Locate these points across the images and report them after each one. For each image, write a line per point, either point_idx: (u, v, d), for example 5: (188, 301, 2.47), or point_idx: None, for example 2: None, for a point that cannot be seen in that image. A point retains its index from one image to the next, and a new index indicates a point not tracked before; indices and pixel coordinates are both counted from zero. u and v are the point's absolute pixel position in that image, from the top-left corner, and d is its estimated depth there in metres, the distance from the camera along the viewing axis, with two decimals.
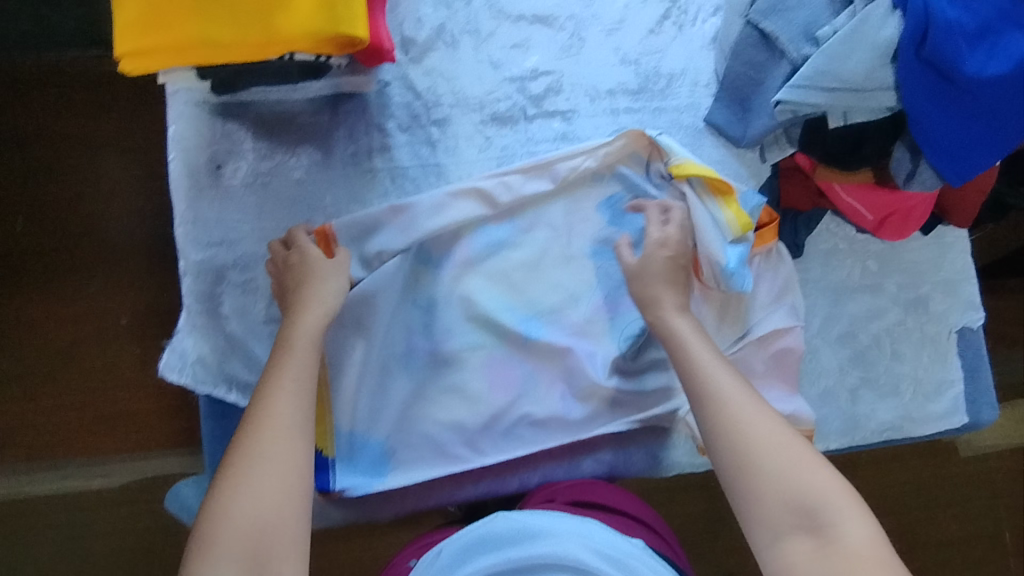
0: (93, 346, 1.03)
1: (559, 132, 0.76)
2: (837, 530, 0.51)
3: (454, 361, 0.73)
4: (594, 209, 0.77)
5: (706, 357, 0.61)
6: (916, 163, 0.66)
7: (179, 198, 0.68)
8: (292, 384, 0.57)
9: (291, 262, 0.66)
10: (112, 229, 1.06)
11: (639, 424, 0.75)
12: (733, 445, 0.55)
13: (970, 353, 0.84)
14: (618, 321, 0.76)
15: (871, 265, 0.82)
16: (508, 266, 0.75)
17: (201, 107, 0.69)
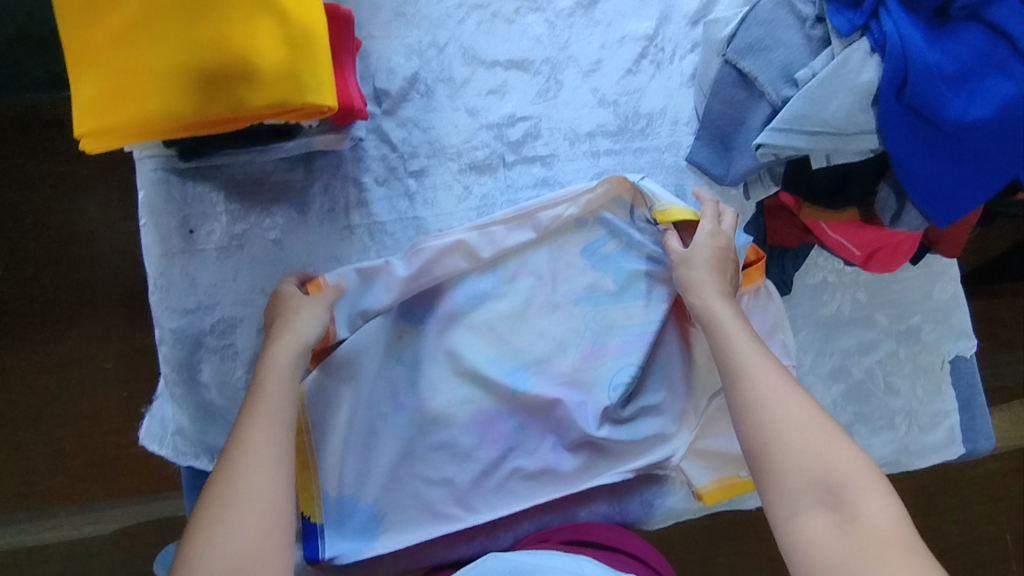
0: (80, 392, 1.06)
1: (540, 178, 0.76)
2: (860, 509, 0.52)
3: (445, 418, 0.73)
4: (578, 255, 0.77)
5: (741, 337, 0.63)
6: (902, 204, 0.65)
7: (152, 264, 0.69)
8: (265, 419, 0.58)
9: (274, 306, 0.67)
10: (101, 272, 1.07)
11: (634, 473, 0.75)
12: (764, 421, 0.57)
13: (964, 382, 0.82)
14: (608, 367, 0.75)
15: (861, 297, 0.80)
16: (492, 318, 0.75)
17: (167, 171, 0.69)
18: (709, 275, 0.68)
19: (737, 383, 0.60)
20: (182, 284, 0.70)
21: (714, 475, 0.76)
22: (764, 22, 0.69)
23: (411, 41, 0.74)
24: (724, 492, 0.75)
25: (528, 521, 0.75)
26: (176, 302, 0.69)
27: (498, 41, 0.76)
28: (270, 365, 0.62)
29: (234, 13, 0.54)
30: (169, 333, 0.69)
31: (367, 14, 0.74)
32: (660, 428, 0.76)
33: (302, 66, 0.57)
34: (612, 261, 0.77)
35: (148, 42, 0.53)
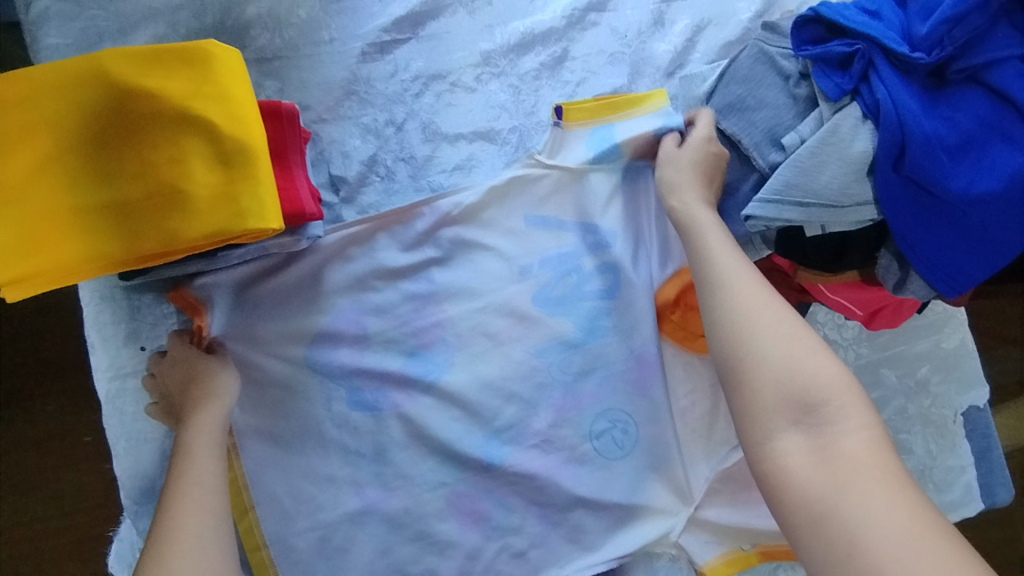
0: (56, 470, 0.98)
1: (511, 228, 0.71)
2: (835, 429, 0.48)
3: (420, 506, 0.68)
4: (531, 304, 0.71)
5: (720, 250, 0.58)
6: (905, 272, 0.60)
7: (101, 385, 0.64)
8: (191, 492, 0.54)
9: (166, 373, 0.62)
10: (66, 351, 0.99)
11: (618, 561, 0.70)
12: (740, 335, 0.53)
13: (979, 434, 0.78)
14: (586, 415, 0.71)
15: (864, 352, 0.76)
16: (457, 386, 0.69)
17: (113, 288, 0.64)
18: (686, 175, 0.64)
19: (715, 298, 0.56)
20: (137, 406, 0.65)
21: (716, 550, 0.71)
22: (744, 79, 0.65)
23: (366, 120, 0.70)
24: (730, 568, 0.70)
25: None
26: (132, 426, 0.64)
27: (460, 112, 0.72)
28: (190, 441, 0.58)
29: (162, 139, 0.50)
30: (127, 460, 0.64)
31: (316, 96, 0.69)
32: (654, 502, 0.71)
33: (239, 186, 0.51)
34: (570, 304, 0.71)
35: (67, 180, 0.48)
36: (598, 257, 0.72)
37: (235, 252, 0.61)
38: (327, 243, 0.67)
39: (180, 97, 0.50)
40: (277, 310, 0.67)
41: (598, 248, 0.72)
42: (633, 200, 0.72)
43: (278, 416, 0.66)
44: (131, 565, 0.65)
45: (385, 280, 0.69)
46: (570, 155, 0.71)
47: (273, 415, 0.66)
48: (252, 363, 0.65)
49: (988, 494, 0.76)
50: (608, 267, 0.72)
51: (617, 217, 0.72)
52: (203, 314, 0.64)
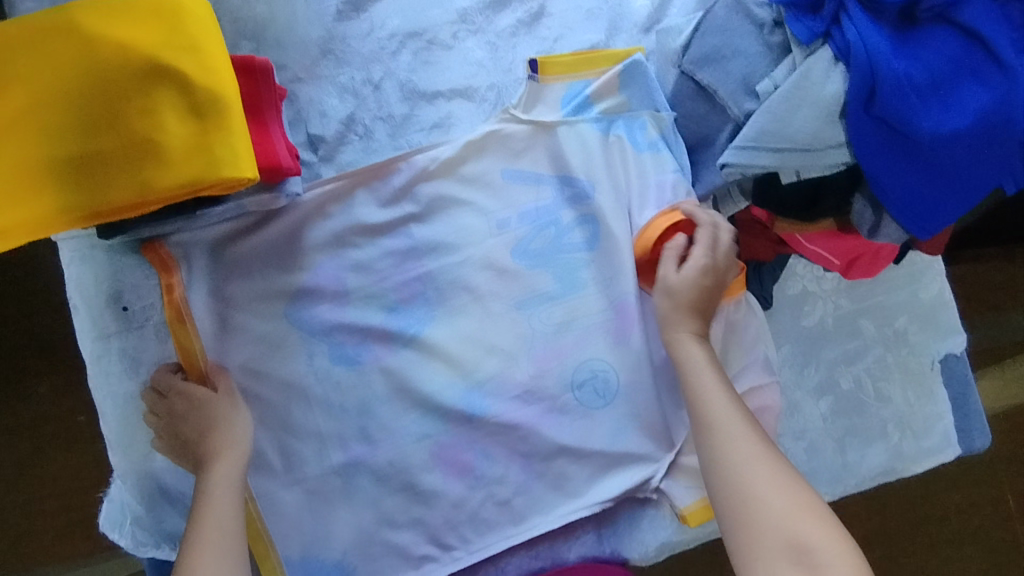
0: (48, 449, 0.98)
1: (486, 184, 0.73)
2: (828, 568, 0.50)
3: (403, 456, 0.70)
4: (509, 258, 0.73)
5: (711, 392, 0.61)
6: (879, 216, 0.61)
7: (87, 347, 0.65)
8: (212, 540, 0.55)
9: (178, 412, 0.63)
10: (55, 330, 0.99)
11: (602, 506, 0.73)
12: (737, 478, 0.55)
13: (957, 381, 0.79)
14: (567, 366, 0.73)
15: (843, 303, 0.77)
16: (438, 339, 0.71)
17: (95, 248, 0.65)
18: (680, 311, 0.65)
19: (712, 443, 0.58)
20: (122, 367, 0.65)
21: (696, 495, 0.73)
22: (721, 30, 0.64)
23: (343, 80, 0.71)
24: (709, 511, 0.72)
25: (505, 571, 0.73)
26: (119, 386, 0.65)
27: (436, 70, 0.73)
28: (209, 488, 0.59)
29: (130, 89, 0.50)
30: (115, 419, 0.65)
31: (292, 55, 0.69)
32: (634, 449, 0.74)
33: (213, 137, 0.51)
34: (548, 257, 0.74)
35: (38, 132, 0.48)
36: (576, 210, 0.74)
37: (216, 211, 0.62)
38: (307, 199, 0.69)
39: (148, 46, 0.50)
40: (256, 267, 0.68)
41: (577, 200, 0.74)
42: (608, 152, 0.74)
43: (265, 373, 0.68)
44: (121, 523, 0.65)
45: (363, 237, 0.70)
46: (544, 111, 0.73)
47: (257, 372, 0.68)
48: (239, 321, 0.68)
49: (965, 439, 0.78)
50: (587, 220, 0.74)
51: (597, 170, 0.73)
52: (173, 272, 0.66)
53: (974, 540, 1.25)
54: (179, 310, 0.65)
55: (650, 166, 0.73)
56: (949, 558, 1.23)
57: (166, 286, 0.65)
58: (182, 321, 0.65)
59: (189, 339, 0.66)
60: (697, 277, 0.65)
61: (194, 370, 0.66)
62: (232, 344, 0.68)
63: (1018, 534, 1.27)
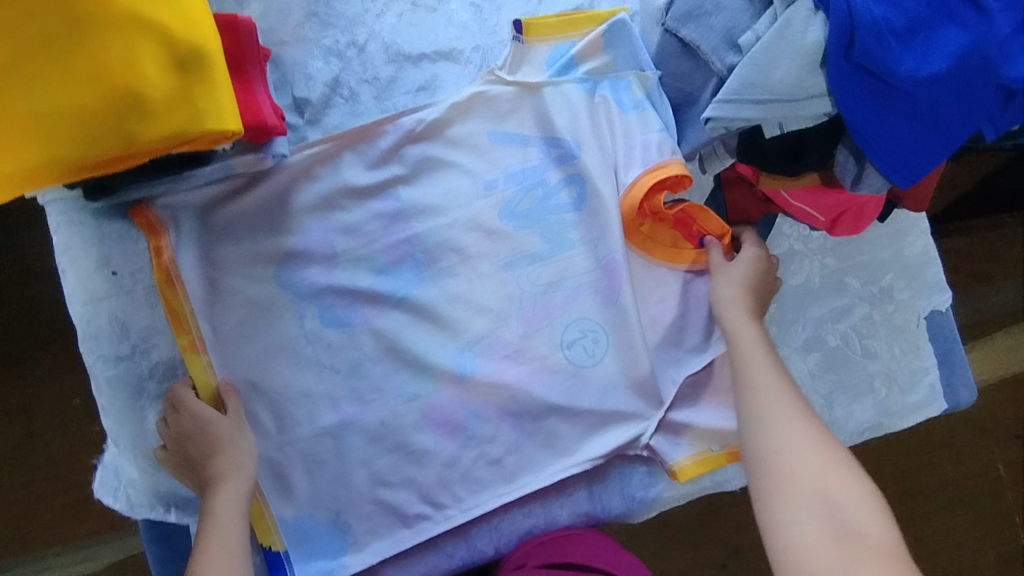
0: (44, 432, 0.98)
1: (473, 146, 0.73)
2: (854, 520, 0.53)
3: (395, 417, 0.71)
4: (497, 219, 0.74)
5: (758, 361, 0.65)
6: (861, 167, 0.61)
7: (77, 311, 0.65)
8: (218, 561, 0.57)
9: (183, 431, 0.63)
10: (47, 314, 0.99)
11: (594, 463, 0.74)
12: (773, 435, 0.59)
13: (942, 337, 0.80)
14: (557, 325, 0.74)
15: (830, 261, 0.78)
16: (428, 299, 0.72)
17: (83, 212, 0.65)
18: (736, 292, 0.70)
19: (753, 402, 0.62)
20: (112, 330, 0.65)
21: (686, 451, 0.75)
22: None
23: (328, 42, 0.71)
24: (700, 468, 0.74)
25: (499, 528, 0.74)
26: (110, 348, 0.65)
27: (421, 33, 0.74)
28: (215, 507, 0.60)
29: (106, 41, 0.49)
30: (106, 383, 0.65)
31: (276, 18, 0.70)
32: (624, 407, 0.75)
33: (196, 89, 0.52)
34: (535, 217, 0.74)
35: (14, 85, 0.48)
36: (563, 170, 0.75)
37: (202, 173, 0.62)
38: (295, 160, 0.69)
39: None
40: (245, 229, 0.69)
41: (565, 159, 0.75)
42: (594, 110, 0.74)
43: (256, 334, 0.69)
44: (116, 488, 0.65)
45: (352, 200, 0.71)
46: (529, 73, 0.73)
47: (249, 334, 0.69)
48: (228, 284, 0.68)
49: (950, 394, 0.79)
50: (574, 180, 0.75)
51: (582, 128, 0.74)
52: (161, 235, 0.66)
53: (967, 509, 1.27)
54: (168, 272, 0.65)
55: (634, 125, 0.73)
56: (943, 527, 1.25)
57: (154, 249, 0.65)
58: (170, 282, 0.65)
59: (178, 301, 0.66)
60: (755, 268, 0.72)
61: (183, 330, 0.66)
62: (222, 306, 0.68)
63: (1008, 502, 1.29)
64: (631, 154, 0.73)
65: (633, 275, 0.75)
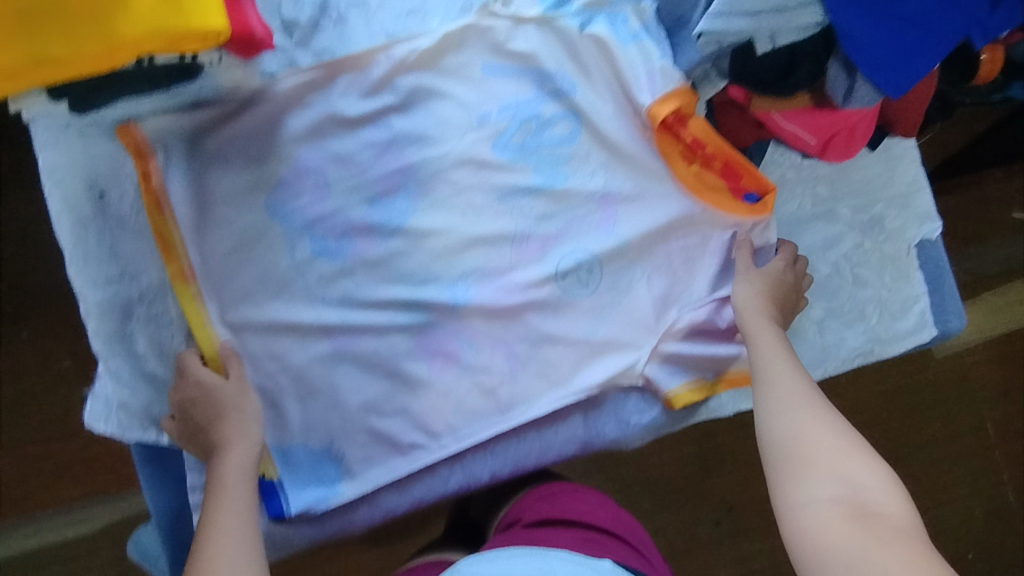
0: (35, 396, 0.97)
1: (467, 75, 0.72)
2: (874, 500, 0.50)
3: (389, 346, 0.70)
4: (490, 150, 0.73)
5: (778, 358, 0.64)
6: (853, 79, 0.61)
7: (63, 232, 0.63)
8: (231, 524, 0.55)
9: (189, 396, 0.63)
10: (34, 277, 0.98)
11: (586, 393, 0.74)
12: (795, 422, 0.57)
13: (933, 265, 0.80)
14: (553, 254, 0.74)
15: (822, 191, 0.79)
16: (423, 227, 0.71)
17: (66, 131, 0.63)
18: (757, 300, 0.70)
19: (773, 394, 0.61)
20: (101, 252, 0.64)
21: (681, 379, 0.75)
22: None
23: None
24: (695, 394, 0.75)
25: (494, 453, 0.73)
26: (98, 271, 0.64)
27: None
28: (224, 473, 0.59)
29: None
30: (94, 306, 0.64)
31: None
32: (617, 337, 0.75)
33: None
34: (529, 150, 0.74)
35: None
36: (558, 104, 0.74)
37: (190, 88, 0.64)
38: (284, 87, 0.68)
39: None
40: (235, 155, 0.68)
41: (559, 94, 0.74)
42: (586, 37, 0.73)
43: (246, 262, 0.68)
44: (106, 418, 0.64)
45: (342, 128, 0.70)
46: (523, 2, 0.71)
47: (239, 258, 0.68)
48: (218, 210, 0.67)
49: (941, 322, 0.79)
50: (570, 113, 0.74)
51: (572, 65, 0.73)
52: (149, 157, 0.65)
53: (955, 467, 1.28)
54: (157, 197, 0.65)
55: (635, 58, 0.70)
56: (929, 487, 1.26)
57: (142, 173, 0.65)
58: (159, 207, 0.65)
59: (167, 226, 0.65)
60: (774, 280, 0.72)
61: (171, 258, 0.66)
62: (212, 232, 0.67)
63: (995, 460, 1.29)
64: (636, 84, 0.71)
65: (626, 206, 0.75)
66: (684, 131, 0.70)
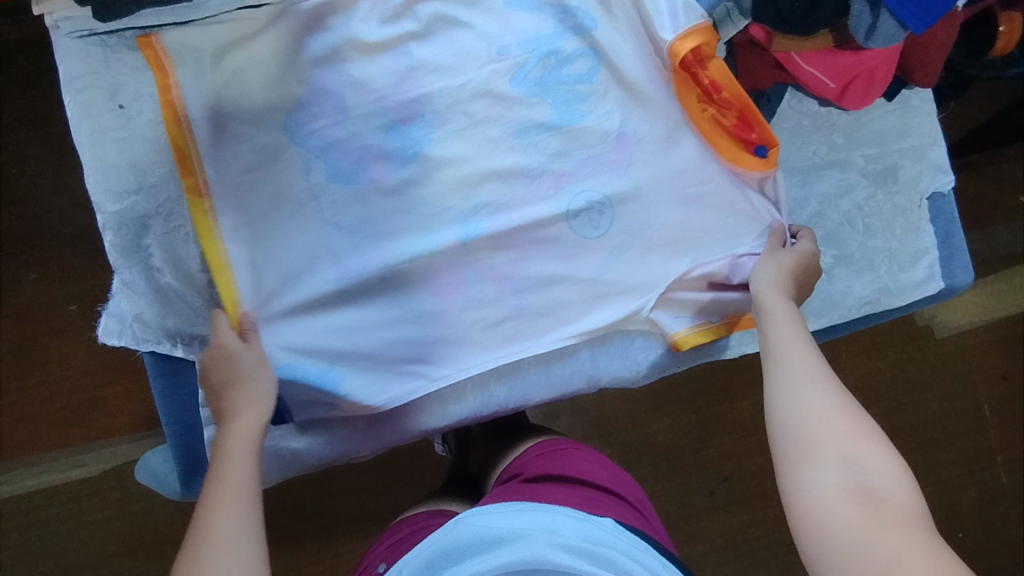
0: (41, 335, 0.97)
1: (485, 7, 0.73)
2: (882, 488, 0.47)
3: (397, 276, 0.71)
4: (509, 85, 0.73)
5: (792, 336, 0.59)
6: (876, 15, 0.61)
7: (84, 140, 0.64)
8: (230, 494, 0.50)
9: (213, 355, 0.62)
10: (44, 213, 0.97)
11: (584, 337, 0.75)
12: (804, 402, 0.52)
13: (941, 219, 0.81)
14: (566, 195, 0.74)
15: (838, 139, 0.79)
16: (441, 165, 0.72)
17: (87, 40, 0.64)
18: (774, 278, 0.66)
19: (784, 373, 0.55)
20: (119, 163, 0.65)
21: (685, 323, 0.76)
22: None
23: None
24: (698, 338, 0.75)
25: (496, 387, 0.74)
26: (116, 182, 0.65)
27: None
28: (227, 442, 0.55)
29: None
30: (111, 217, 0.65)
31: None
32: (626, 279, 0.75)
33: None
34: (547, 86, 0.74)
35: None
36: (580, 41, 0.74)
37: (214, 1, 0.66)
38: (309, 5, 0.69)
39: None
40: (252, 74, 0.67)
41: (580, 31, 0.74)
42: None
43: (264, 180, 0.68)
44: (119, 334, 0.65)
45: (361, 53, 0.70)
46: None
47: (257, 177, 0.68)
48: (237, 127, 0.67)
49: (947, 275, 0.80)
50: (592, 50, 0.74)
51: (593, 3, 0.74)
52: (169, 73, 0.65)
53: (952, 447, 1.26)
54: (175, 110, 0.65)
55: None
56: (925, 465, 1.25)
57: (162, 85, 0.65)
58: (178, 121, 0.65)
59: (184, 140, 0.65)
60: (803, 262, 0.68)
61: (188, 172, 0.66)
62: (228, 149, 0.67)
63: (989, 440, 1.28)
64: (658, 21, 0.71)
65: (642, 148, 0.75)
66: (703, 73, 0.71)
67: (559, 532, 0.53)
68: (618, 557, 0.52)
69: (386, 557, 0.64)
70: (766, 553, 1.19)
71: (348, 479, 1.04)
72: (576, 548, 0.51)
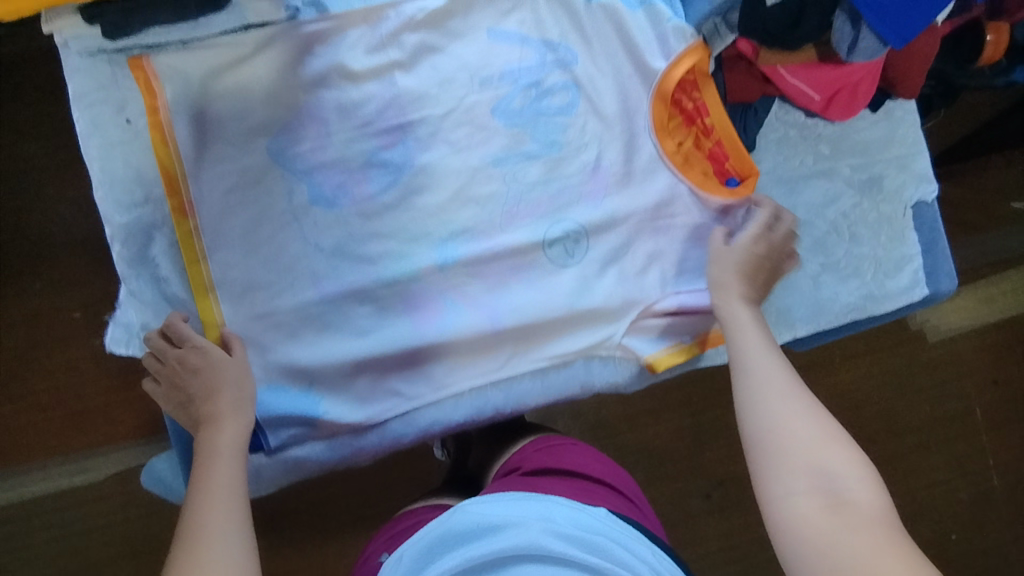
0: (45, 343, 0.99)
1: (468, 38, 0.75)
2: (849, 490, 0.49)
3: (374, 296, 0.73)
4: (491, 116, 0.75)
5: (757, 349, 0.61)
6: (858, 31, 0.63)
7: (92, 154, 0.66)
8: (218, 493, 0.53)
9: (180, 362, 0.62)
10: (50, 224, 0.99)
11: (559, 361, 0.76)
12: (771, 415, 0.54)
13: (928, 227, 0.82)
14: (543, 221, 0.76)
15: (824, 150, 0.82)
16: (420, 194, 0.74)
17: (97, 57, 0.67)
18: (732, 275, 0.67)
19: (751, 387, 0.57)
20: (126, 176, 0.67)
21: (660, 345, 0.77)
22: None
23: None
24: (675, 356, 0.76)
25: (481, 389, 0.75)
26: (122, 194, 0.67)
27: None
28: (213, 444, 0.58)
29: None
30: (118, 228, 0.67)
31: None
32: (598, 304, 0.76)
33: None
34: (527, 116, 0.76)
35: None
36: (561, 75, 0.76)
37: (218, 19, 0.69)
38: (306, 31, 0.71)
39: None
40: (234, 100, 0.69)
41: (562, 64, 0.76)
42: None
43: (254, 197, 0.70)
44: (127, 342, 0.67)
45: (347, 80, 0.72)
46: None
47: (255, 191, 0.70)
48: (220, 150, 0.69)
49: (933, 282, 0.81)
50: (571, 85, 0.76)
51: (574, 36, 0.76)
52: (157, 94, 0.67)
53: (943, 450, 1.28)
54: (164, 131, 0.67)
55: (644, 23, 0.76)
56: (917, 468, 1.27)
57: (151, 107, 0.67)
58: (166, 142, 0.67)
59: (171, 161, 0.67)
60: (758, 252, 0.68)
61: (174, 193, 0.68)
62: (211, 171, 0.69)
63: (981, 445, 1.29)
64: (648, 50, 0.76)
65: (617, 181, 0.77)
66: (693, 95, 0.76)
67: (553, 518, 0.54)
68: (611, 544, 0.53)
69: (386, 547, 0.66)
70: (761, 556, 1.20)
71: (348, 485, 1.05)
72: (574, 535, 0.53)
